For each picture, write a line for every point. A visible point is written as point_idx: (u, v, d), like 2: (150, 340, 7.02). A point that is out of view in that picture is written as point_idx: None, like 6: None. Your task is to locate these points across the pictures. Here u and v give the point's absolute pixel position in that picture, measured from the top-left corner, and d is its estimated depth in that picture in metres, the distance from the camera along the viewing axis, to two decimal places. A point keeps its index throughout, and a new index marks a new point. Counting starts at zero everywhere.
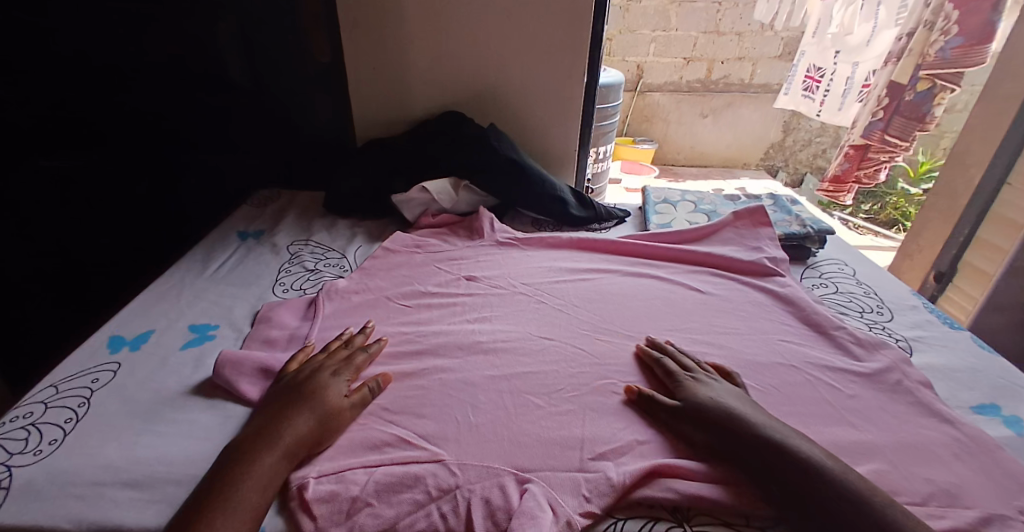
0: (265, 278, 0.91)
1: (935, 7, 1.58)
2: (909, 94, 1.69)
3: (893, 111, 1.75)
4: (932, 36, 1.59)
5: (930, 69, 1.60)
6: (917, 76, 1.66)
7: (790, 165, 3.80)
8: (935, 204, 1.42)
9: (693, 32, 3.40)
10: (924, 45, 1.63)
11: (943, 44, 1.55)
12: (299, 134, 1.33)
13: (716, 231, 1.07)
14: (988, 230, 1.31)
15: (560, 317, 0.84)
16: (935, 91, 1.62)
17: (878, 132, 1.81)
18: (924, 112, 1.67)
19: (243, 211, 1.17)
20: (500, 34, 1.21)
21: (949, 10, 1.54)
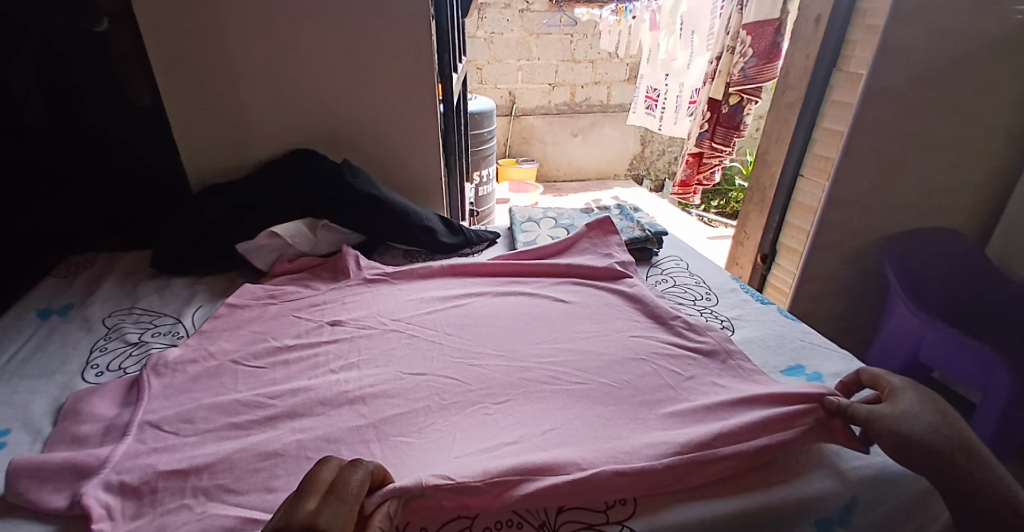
0: (73, 363, 0.77)
1: (732, 35, 1.90)
2: (725, 107, 1.99)
3: (715, 123, 2.05)
4: (733, 59, 1.91)
5: (737, 86, 1.91)
6: (728, 92, 1.96)
7: (651, 173, 4.23)
8: (751, 198, 1.70)
9: (553, 60, 3.68)
10: (729, 67, 1.94)
11: (743, 65, 1.85)
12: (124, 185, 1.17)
13: (573, 243, 1.15)
14: (794, 216, 1.56)
15: (428, 349, 0.82)
16: (744, 104, 1.94)
17: (706, 141, 2.10)
18: (738, 121, 2.01)
19: (47, 286, 0.99)
20: (341, 69, 1.19)
21: (744, 37, 1.83)
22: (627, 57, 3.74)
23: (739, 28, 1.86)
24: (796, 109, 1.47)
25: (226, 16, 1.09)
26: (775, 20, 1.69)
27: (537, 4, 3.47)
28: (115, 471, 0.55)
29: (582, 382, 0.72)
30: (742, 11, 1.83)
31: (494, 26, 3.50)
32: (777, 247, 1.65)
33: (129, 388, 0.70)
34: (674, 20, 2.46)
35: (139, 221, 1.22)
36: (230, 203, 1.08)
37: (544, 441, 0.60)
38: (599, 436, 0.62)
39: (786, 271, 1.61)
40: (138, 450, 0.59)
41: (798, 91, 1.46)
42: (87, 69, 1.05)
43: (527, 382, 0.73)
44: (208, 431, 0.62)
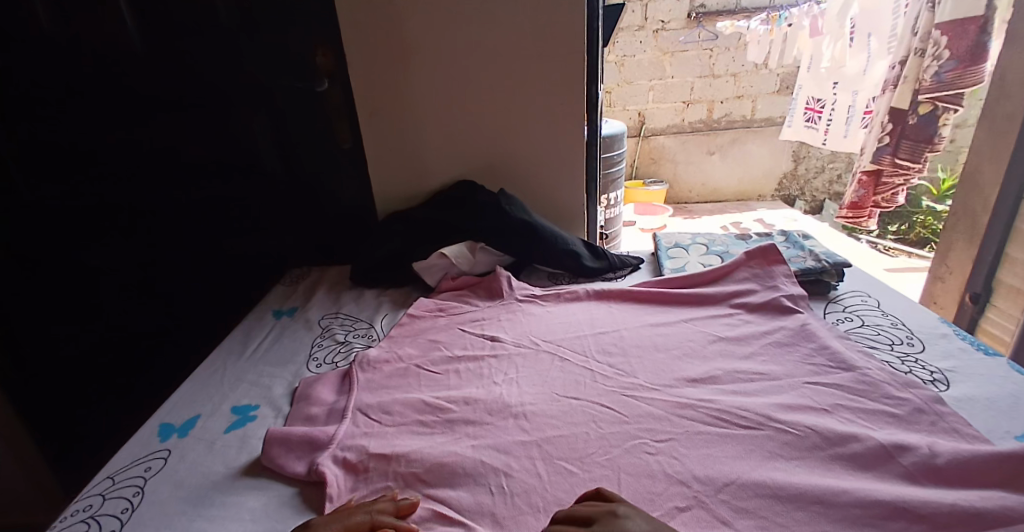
0: (300, 355, 0.96)
1: (921, 36, 1.64)
2: (912, 118, 1.71)
3: (899, 136, 1.77)
4: (925, 62, 1.63)
5: (929, 93, 1.62)
6: (916, 101, 1.68)
7: (806, 193, 3.80)
8: (955, 224, 1.49)
9: (689, 77, 3.54)
10: (919, 70, 1.67)
11: (937, 68, 1.58)
12: (309, 220, 1.43)
13: (730, 272, 1.10)
14: (1015, 248, 1.33)
15: (582, 375, 0.85)
16: (938, 113, 1.63)
17: (887, 157, 1.83)
18: (931, 134, 1.68)
19: (277, 291, 1.24)
20: (502, 107, 1.31)
21: (937, 38, 1.58)
22: (778, 67, 3.45)
23: (930, 27, 1.61)
24: (1018, 120, 1.28)
25: (414, 73, 1.28)
26: (979, 18, 1.45)
27: (674, 22, 3.41)
28: (339, 449, 0.69)
29: (752, 429, 0.69)
30: (935, 8, 1.58)
31: (626, 49, 3.50)
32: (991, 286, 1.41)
33: (342, 379, 0.86)
34: (841, 24, 2.24)
35: (313, 249, 1.46)
36: (418, 234, 1.26)
37: (723, 509, 0.57)
38: (788, 496, 0.58)
39: (1007, 316, 1.36)
40: (354, 433, 0.72)
41: (1019, 101, 1.27)
42: (309, 121, 1.33)
43: (686, 420, 0.72)
44: (401, 424, 0.74)
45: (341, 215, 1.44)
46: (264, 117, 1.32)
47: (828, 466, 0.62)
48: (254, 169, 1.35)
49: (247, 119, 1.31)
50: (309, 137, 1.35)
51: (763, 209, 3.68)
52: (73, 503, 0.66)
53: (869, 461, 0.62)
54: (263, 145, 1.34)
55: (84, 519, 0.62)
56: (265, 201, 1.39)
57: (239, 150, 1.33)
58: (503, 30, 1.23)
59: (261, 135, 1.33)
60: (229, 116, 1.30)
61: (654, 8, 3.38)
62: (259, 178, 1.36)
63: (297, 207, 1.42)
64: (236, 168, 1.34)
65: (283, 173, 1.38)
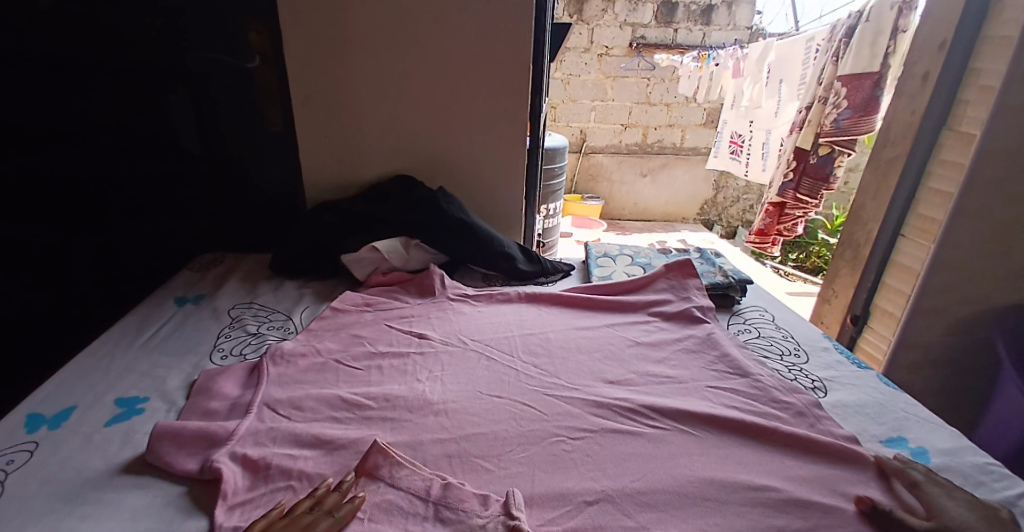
0: (203, 345, 0.90)
1: (825, 86, 1.87)
2: (813, 158, 1.93)
3: (802, 173, 1.99)
4: (826, 110, 1.87)
5: (828, 137, 1.85)
6: (817, 143, 1.91)
7: (723, 219, 4.12)
8: (843, 255, 1.71)
9: (627, 102, 3.72)
10: (820, 116, 1.90)
11: (837, 115, 1.80)
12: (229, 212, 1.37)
13: (651, 282, 1.18)
14: (892, 277, 1.54)
15: (503, 373, 0.87)
16: (835, 155, 1.85)
17: (790, 191, 2.04)
18: (827, 173, 1.90)
19: (183, 276, 1.15)
20: (446, 108, 1.31)
21: (838, 88, 1.80)
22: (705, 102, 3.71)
23: (833, 78, 1.84)
24: (898, 166, 1.47)
25: (359, 61, 1.25)
26: (874, 73, 1.64)
27: (617, 48, 3.58)
28: (239, 445, 0.65)
29: (658, 428, 0.73)
30: (837, 62, 1.81)
31: (571, 68, 3.63)
32: (870, 308, 1.61)
33: (251, 372, 0.82)
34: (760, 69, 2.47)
35: (232, 241, 1.39)
36: (347, 225, 1.22)
37: (628, 502, 0.61)
38: (684, 490, 0.63)
39: (880, 336, 1.57)
40: (258, 428, 0.69)
41: (901, 148, 1.46)
42: (237, 99, 1.27)
43: (598, 418, 0.75)
44: (313, 420, 0.72)
45: (269, 205, 1.39)
46: (184, 93, 1.23)
47: (725, 459, 0.68)
48: (173, 148, 1.25)
49: (164, 96, 1.21)
50: (236, 120, 1.29)
51: (686, 230, 3.94)
52: None
53: (759, 458, 0.68)
54: (182, 123, 1.24)
55: None
56: (181, 191, 1.30)
57: (156, 132, 1.22)
58: (450, 33, 1.24)
59: (181, 116, 1.24)
60: (145, 94, 1.19)
61: (599, 33, 3.53)
62: (181, 159, 1.27)
63: (218, 197, 1.35)
64: (155, 150, 1.23)
65: (209, 155, 1.31)
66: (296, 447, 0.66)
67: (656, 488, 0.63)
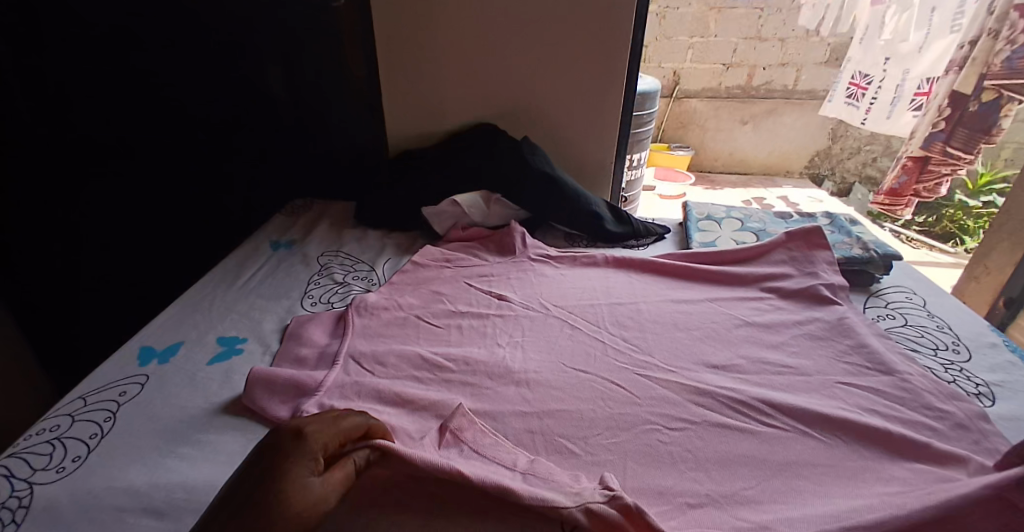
0: (295, 291, 0.91)
1: (998, 16, 1.59)
2: (973, 105, 1.68)
3: (955, 122, 1.74)
4: (997, 45, 1.60)
5: (996, 79, 1.60)
6: (980, 87, 1.66)
7: (836, 173, 3.61)
8: None
9: (733, 37, 3.25)
10: (988, 54, 1.63)
11: (1010, 53, 1.55)
12: (312, 160, 1.34)
13: (767, 251, 1.03)
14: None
15: (590, 347, 0.80)
16: (1003, 102, 1.60)
17: (939, 144, 1.78)
18: (991, 122, 1.66)
19: (278, 220, 1.17)
20: (537, 44, 1.18)
21: (1015, 20, 1.53)
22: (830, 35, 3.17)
23: (1009, 7, 1.55)
24: None
25: None
26: None
27: None
28: (326, 397, 0.65)
29: (773, 427, 0.63)
30: None
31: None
32: None
33: (336, 322, 0.82)
34: None
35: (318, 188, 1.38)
36: (430, 175, 1.17)
37: (738, 512, 0.53)
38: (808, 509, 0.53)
39: None
40: (344, 381, 0.68)
41: None
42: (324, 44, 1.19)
43: (700, 408, 0.66)
44: (396, 378, 0.70)
45: (356, 152, 1.35)
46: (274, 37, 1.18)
47: (858, 475, 0.57)
48: (264, 94, 1.24)
49: (253, 38, 1.17)
50: (321, 66, 1.21)
51: (789, 187, 3.45)
52: (39, 421, 0.64)
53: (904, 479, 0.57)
54: (271, 67, 1.21)
55: (49, 441, 0.61)
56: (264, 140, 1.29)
57: (249, 77, 1.22)
58: None
59: (265, 62, 1.20)
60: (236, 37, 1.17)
61: None
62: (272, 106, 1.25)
63: (300, 145, 1.32)
64: (248, 94, 1.24)
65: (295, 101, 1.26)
66: (379, 405, 0.65)
67: (775, 500, 0.54)
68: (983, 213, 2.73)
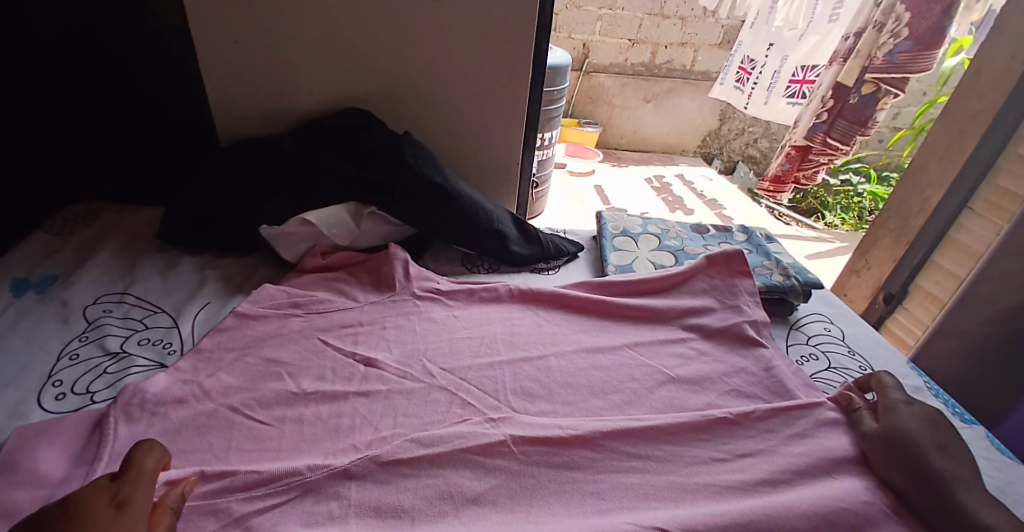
0: (33, 374, 0.59)
1: (884, 7, 1.49)
2: (853, 97, 1.61)
3: (836, 114, 1.68)
4: (881, 38, 1.50)
5: (876, 72, 1.52)
6: (861, 78, 1.58)
7: (724, 153, 3.49)
8: (887, 222, 1.45)
9: (638, 11, 3.00)
10: (873, 47, 1.55)
11: (891, 47, 1.46)
12: (86, 131, 0.97)
13: (688, 279, 0.87)
14: (943, 255, 1.28)
15: (482, 435, 0.57)
16: (879, 96, 1.54)
17: (820, 135, 1.73)
18: (867, 117, 1.60)
19: (34, 244, 0.81)
20: (420, 12, 0.92)
21: (900, 12, 1.43)
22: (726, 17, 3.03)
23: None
24: (987, 117, 1.17)
25: None
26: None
27: None
28: None
29: None
30: None
31: None
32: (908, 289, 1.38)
33: (90, 433, 0.53)
34: None
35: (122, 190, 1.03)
36: (261, 178, 0.85)
37: None
38: None
39: (914, 319, 1.35)
40: None
41: (994, 97, 1.16)
42: None
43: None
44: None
45: (170, 127, 1.01)
46: None
47: None
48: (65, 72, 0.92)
49: None
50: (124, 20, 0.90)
51: (684, 164, 3.31)
52: None
53: None
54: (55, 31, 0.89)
55: None
56: None
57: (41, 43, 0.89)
58: None
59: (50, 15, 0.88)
60: None
61: None
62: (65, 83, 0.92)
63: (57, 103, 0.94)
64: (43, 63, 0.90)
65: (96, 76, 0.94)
66: None
67: None
68: (841, 190, 2.86)
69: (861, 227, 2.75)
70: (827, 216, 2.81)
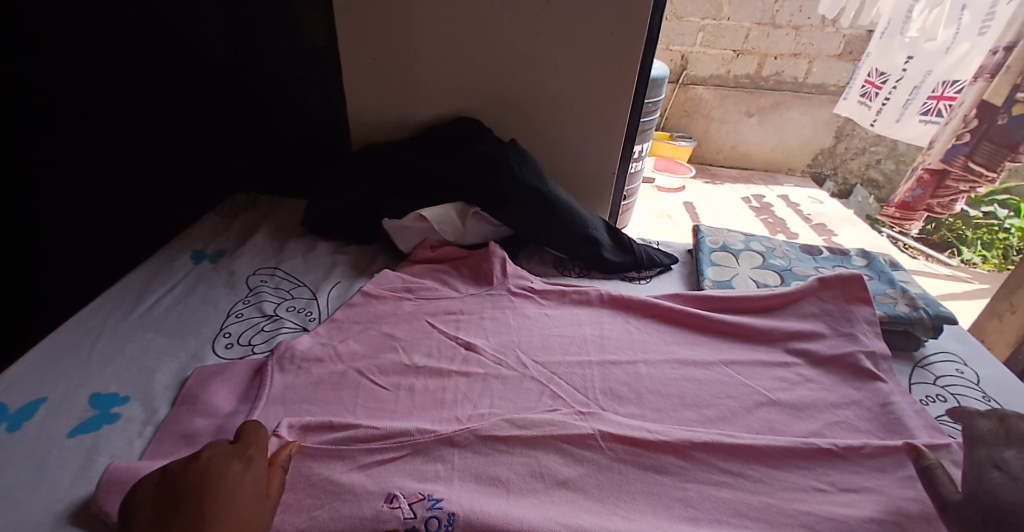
0: (209, 327, 0.73)
1: None
2: (1001, 118, 1.42)
3: (980, 135, 1.48)
4: None
5: None
6: (1011, 97, 1.38)
7: (839, 174, 3.21)
8: None
9: (746, 21, 2.87)
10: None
11: None
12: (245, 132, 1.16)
13: (793, 301, 0.84)
14: None
15: (574, 426, 0.61)
16: None
17: (959, 158, 1.55)
18: (1018, 140, 1.40)
19: (208, 224, 0.98)
20: (531, 28, 0.98)
21: None
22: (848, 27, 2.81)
23: None
24: None
25: None
26: None
27: None
28: None
29: None
30: None
31: None
32: None
33: (251, 379, 0.64)
34: None
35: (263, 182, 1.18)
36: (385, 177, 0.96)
37: None
38: None
39: None
40: None
41: None
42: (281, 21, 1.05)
43: None
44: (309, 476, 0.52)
45: (308, 131, 1.17)
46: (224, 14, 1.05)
47: None
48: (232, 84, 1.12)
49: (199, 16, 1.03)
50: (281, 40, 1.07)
51: (790, 184, 3.10)
52: None
53: None
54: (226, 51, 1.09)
55: None
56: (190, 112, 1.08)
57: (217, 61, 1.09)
58: None
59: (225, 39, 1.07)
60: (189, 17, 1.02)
61: None
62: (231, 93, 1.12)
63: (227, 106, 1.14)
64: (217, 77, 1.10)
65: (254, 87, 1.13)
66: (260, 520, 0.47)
67: None
68: (983, 224, 2.50)
69: (1008, 265, 2.40)
70: (964, 252, 2.48)
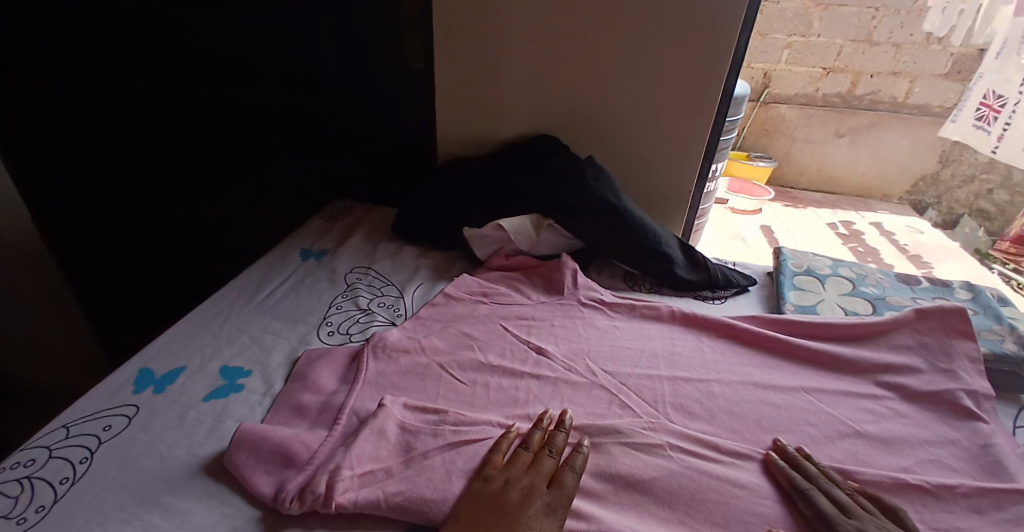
0: (313, 316, 0.82)
1: None
2: None
3: None
4: None
5: None
6: None
7: (943, 203, 2.91)
8: None
9: (839, 38, 2.72)
10: None
11: None
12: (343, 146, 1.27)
13: (883, 331, 0.80)
14: None
15: (643, 435, 0.62)
16: None
17: None
18: None
19: (312, 225, 1.10)
20: (616, 51, 1.02)
21: None
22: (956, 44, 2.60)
23: None
24: None
25: None
26: None
27: None
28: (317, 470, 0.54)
29: None
30: None
31: None
32: None
33: (349, 363, 0.72)
34: None
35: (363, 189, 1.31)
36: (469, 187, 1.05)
37: None
38: None
39: None
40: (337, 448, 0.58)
41: None
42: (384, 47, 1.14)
43: None
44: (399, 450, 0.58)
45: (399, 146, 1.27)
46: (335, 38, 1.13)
47: None
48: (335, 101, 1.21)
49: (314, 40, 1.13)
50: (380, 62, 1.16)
51: (883, 211, 2.87)
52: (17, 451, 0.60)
53: None
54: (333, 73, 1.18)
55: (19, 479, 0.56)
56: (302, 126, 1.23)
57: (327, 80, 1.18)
58: None
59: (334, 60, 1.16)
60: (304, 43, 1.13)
61: None
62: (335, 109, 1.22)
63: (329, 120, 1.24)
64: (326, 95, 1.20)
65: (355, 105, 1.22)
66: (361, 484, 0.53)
67: None
68: None
69: None
70: None
